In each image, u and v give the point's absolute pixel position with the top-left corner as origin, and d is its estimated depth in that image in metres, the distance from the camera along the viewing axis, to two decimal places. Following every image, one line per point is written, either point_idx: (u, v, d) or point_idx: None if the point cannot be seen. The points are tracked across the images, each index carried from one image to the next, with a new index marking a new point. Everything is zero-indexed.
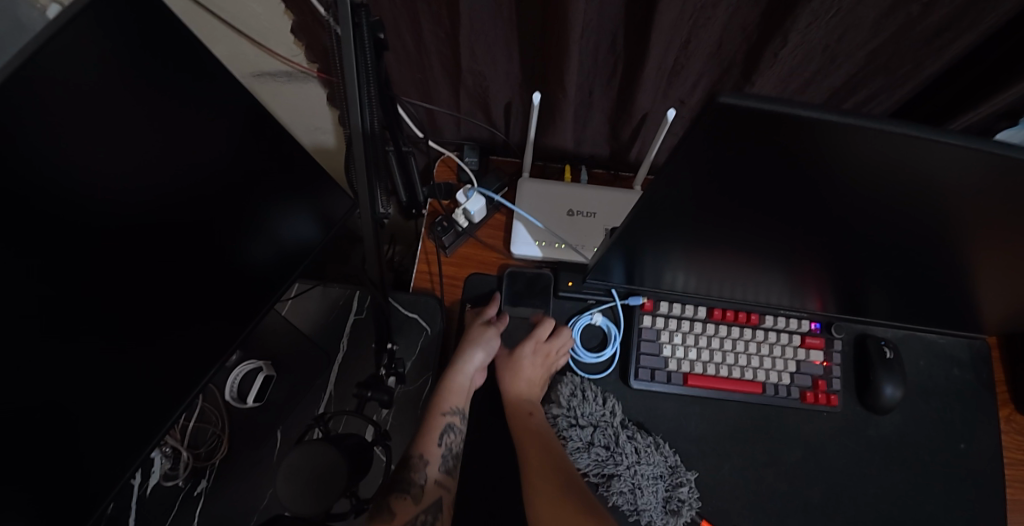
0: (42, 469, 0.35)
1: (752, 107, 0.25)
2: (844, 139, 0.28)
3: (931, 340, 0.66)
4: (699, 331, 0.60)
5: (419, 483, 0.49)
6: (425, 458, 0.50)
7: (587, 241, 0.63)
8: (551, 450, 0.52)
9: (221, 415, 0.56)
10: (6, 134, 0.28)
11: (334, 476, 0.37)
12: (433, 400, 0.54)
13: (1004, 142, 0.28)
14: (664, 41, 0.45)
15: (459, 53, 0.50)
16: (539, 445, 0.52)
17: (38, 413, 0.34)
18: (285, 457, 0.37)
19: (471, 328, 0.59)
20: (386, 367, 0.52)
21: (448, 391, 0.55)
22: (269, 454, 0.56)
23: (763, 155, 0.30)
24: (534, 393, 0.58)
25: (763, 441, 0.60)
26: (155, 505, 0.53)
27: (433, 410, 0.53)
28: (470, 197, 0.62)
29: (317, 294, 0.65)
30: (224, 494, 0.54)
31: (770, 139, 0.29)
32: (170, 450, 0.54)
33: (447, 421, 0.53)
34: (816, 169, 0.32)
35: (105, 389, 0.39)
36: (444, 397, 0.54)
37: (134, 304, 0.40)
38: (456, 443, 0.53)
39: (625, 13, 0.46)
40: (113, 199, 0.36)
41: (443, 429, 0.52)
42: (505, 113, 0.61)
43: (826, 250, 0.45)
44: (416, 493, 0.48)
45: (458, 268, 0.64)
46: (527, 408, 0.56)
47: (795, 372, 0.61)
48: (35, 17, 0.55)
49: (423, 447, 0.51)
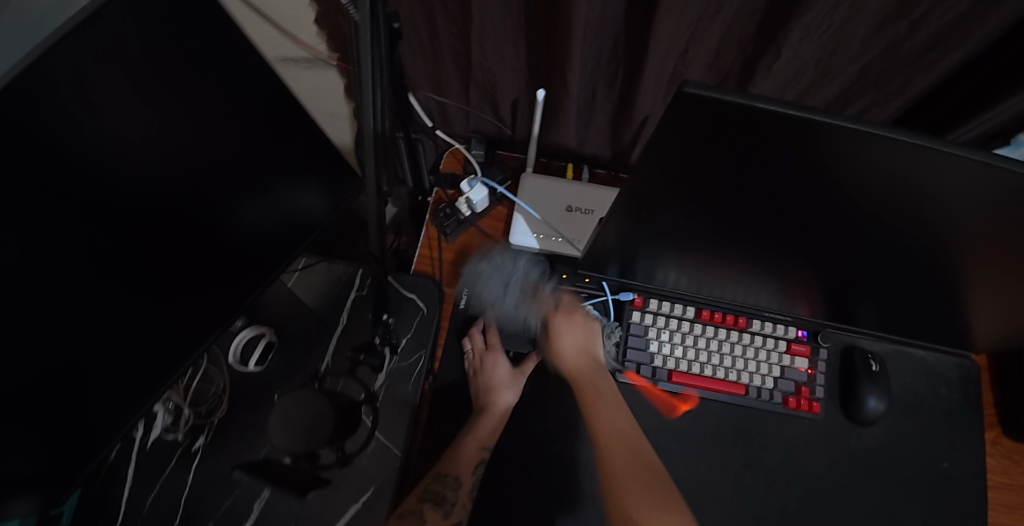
0: (54, 405, 0.39)
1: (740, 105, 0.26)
2: (826, 137, 0.29)
3: (921, 358, 0.66)
4: (685, 329, 0.61)
5: (449, 501, 0.51)
6: (460, 479, 0.52)
7: (583, 237, 0.65)
8: (612, 402, 0.54)
9: (223, 377, 0.59)
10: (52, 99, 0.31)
11: (320, 427, 0.40)
12: (466, 432, 0.56)
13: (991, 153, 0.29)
14: (663, 48, 0.48)
15: (470, 49, 0.53)
16: (608, 420, 0.51)
17: (53, 356, 0.37)
18: (282, 401, 0.40)
19: (486, 367, 0.59)
20: (379, 336, 0.59)
21: (480, 425, 0.56)
22: (265, 417, 0.59)
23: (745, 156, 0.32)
24: (589, 364, 0.57)
25: (742, 442, 0.61)
26: (157, 454, 0.57)
27: (468, 443, 0.55)
28: (473, 186, 0.65)
29: (322, 269, 0.67)
30: (221, 452, 0.57)
31: (751, 139, 0.30)
32: (173, 405, 0.59)
33: (482, 454, 0.54)
34: (800, 170, 0.33)
35: (116, 337, 0.42)
36: (478, 432, 0.56)
37: (146, 263, 0.43)
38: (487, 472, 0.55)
39: (626, 19, 0.48)
40: (137, 162, 0.39)
41: (477, 461, 0.54)
42: (512, 110, 0.64)
43: (809, 254, 0.47)
44: (447, 508, 0.51)
45: (458, 255, 0.67)
46: (589, 381, 0.55)
47: (779, 377, 0.62)
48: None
49: (458, 468, 0.53)
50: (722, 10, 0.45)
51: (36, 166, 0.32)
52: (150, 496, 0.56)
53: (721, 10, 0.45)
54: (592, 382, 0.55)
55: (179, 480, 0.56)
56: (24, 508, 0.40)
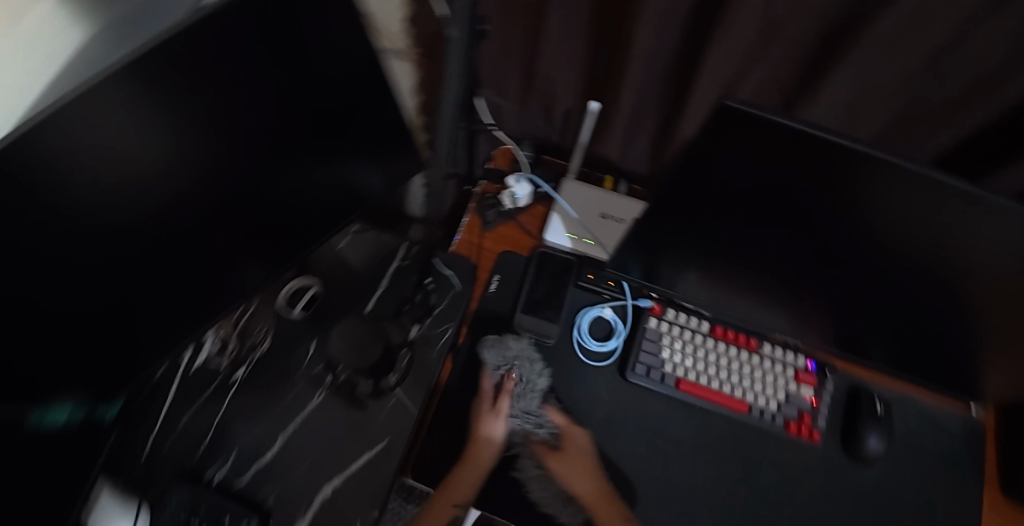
0: (126, 307, 0.46)
1: (782, 125, 0.30)
2: (849, 161, 0.31)
3: (925, 408, 0.68)
4: (698, 342, 0.65)
5: None
6: None
7: (612, 242, 0.70)
8: None
9: (270, 318, 0.65)
10: None
11: (373, 346, 0.60)
12: (445, 488, 0.59)
13: (1011, 198, 0.31)
14: (710, 77, 0.54)
15: (538, 58, 0.60)
16: None
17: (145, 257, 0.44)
18: (339, 327, 0.61)
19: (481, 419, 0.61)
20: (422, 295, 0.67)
21: (461, 479, 0.58)
22: (299, 360, 0.64)
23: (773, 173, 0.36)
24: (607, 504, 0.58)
25: (739, 458, 0.63)
26: (199, 377, 0.63)
27: (444, 501, 0.58)
28: (518, 183, 0.71)
29: (371, 237, 0.72)
30: (256, 385, 0.63)
31: (768, 160, 0.35)
32: (221, 337, 0.64)
33: (456, 512, 0.57)
34: (827, 190, 0.36)
35: (189, 258, 0.49)
36: (455, 490, 0.58)
37: (230, 197, 0.49)
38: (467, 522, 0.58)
39: (680, 50, 0.54)
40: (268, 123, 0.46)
41: (450, 519, 0.57)
42: (564, 119, 0.70)
43: (821, 280, 0.51)
44: None
45: (495, 242, 0.72)
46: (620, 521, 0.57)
47: (784, 402, 0.64)
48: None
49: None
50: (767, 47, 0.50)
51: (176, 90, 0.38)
52: (185, 413, 0.62)
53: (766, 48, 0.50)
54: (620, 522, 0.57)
55: (217, 402, 0.62)
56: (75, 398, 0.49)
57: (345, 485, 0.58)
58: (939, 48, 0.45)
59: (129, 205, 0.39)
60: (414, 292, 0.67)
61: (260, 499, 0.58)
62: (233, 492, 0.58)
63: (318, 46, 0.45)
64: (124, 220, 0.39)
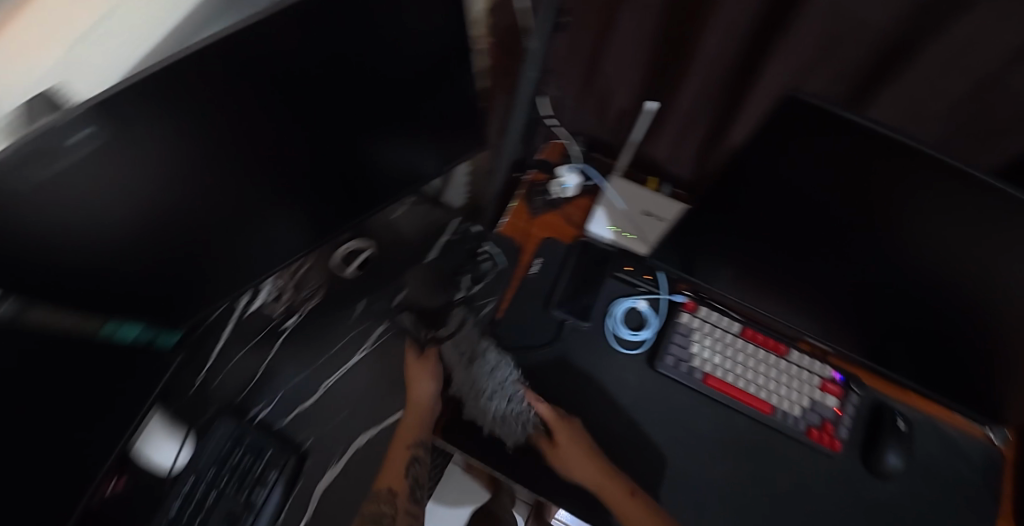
0: None
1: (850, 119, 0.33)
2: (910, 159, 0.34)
3: (945, 433, 0.69)
4: (728, 341, 0.68)
5: (387, 513, 0.56)
6: (392, 491, 0.58)
7: (653, 237, 0.73)
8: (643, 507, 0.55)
9: (325, 273, 0.70)
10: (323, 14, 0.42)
11: (441, 289, 0.68)
12: (398, 435, 0.61)
13: None
14: (767, 88, 0.57)
15: (603, 58, 0.64)
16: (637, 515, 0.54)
17: None
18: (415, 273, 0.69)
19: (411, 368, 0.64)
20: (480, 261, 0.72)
21: (404, 428, 0.61)
22: (348, 315, 0.69)
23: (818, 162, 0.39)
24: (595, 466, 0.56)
25: (758, 458, 0.65)
26: (254, 321, 0.68)
27: (395, 448, 0.60)
28: (569, 173, 0.75)
29: (423, 210, 0.76)
30: (306, 335, 0.67)
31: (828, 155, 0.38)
32: (279, 287, 0.69)
33: (412, 453, 0.60)
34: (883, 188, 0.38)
35: (265, 194, 0.55)
36: (401, 436, 0.61)
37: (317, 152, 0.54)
38: (422, 472, 0.60)
39: (741, 62, 0.58)
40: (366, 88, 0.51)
41: (410, 461, 0.60)
42: (618, 119, 0.74)
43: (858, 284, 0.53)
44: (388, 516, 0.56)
45: (539, 228, 0.75)
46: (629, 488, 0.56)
47: (807, 408, 0.66)
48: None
49: (392, 478, 0.59)
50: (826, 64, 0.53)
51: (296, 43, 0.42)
52: (238, 353, 0.66)
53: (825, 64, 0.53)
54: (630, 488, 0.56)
55: (269, 345, 0.67)
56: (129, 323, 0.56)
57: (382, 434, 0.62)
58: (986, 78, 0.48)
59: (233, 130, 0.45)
60: (466, 260, 0.72)
61: (298, 440, 0.63)
62: (274, 430, 0.63)
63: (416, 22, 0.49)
64: (221, 143, 0.45)
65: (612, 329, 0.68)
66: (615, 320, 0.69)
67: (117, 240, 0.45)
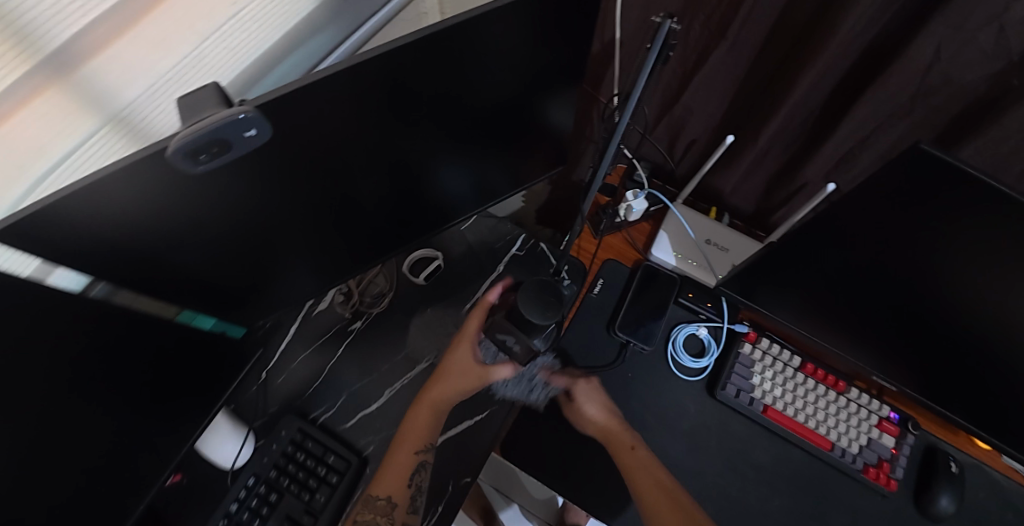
0: None
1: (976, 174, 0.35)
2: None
3: (996, 480, 0.69)
4: (789, 374, 0.69)
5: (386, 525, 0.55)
6: (392, 501, 0.56)
7: (720, 268, 0.73)
8: (646, 467, 0.60)
9: (393, 280, 0.71)
10: (458, 38, 0.44)
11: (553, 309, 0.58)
12: (403, 440, 0.59)
13: None
14: (848, 131, 0.60)
15: (684, 91, 0.66)
16: (637, 469, 0.59)
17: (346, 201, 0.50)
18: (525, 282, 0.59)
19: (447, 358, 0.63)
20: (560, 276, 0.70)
21: (408, 430, 0.59)
22: (415, 323, 0.69)
23: (924, 211, 0.41)
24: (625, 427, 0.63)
25: (814, 494, 0.65)
26: (321, 322, 0.69)
27: (400, 448, 0.58)
28: (637, 197, 0.75)
29: (489, 224, 0.78)
30: (372, 338, 0.68)
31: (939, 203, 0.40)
32: (346, 290, 0.70)
33: (419, 460, 0.58)
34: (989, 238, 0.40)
35: (359, 199, 0.57)
36: (410, 438, 0.59)
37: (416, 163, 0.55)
38: (424, 481, 0.58)
39: (822, 106, 0.60)
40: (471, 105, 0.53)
41: (413, 469, 0.58)
42: (686, 148, 0.77)
43: (932, 325, 0.55)
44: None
45: (602, 250, 0.77)
46: (629, 442, 0.61)
47: (865, 446, 0.66)
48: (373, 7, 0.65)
49: (392, 486, 0.57)
50: (912, 114, 0.55)
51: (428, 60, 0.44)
52: (303, 353, 0.67)
53: (911, 114, 0.55)
54: (630, 443, 0.61)
55: (335, 348, 0.67)
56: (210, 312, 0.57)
57: (444, 447, 0.62)
58: None
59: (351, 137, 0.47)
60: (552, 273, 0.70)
61: (359, 446, 0.62)
62: (336, 432, 0.63)
63: (530, 47, 0.51)
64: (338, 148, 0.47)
65: (677, 354, 0.69)
66: (677, 344, 0.70)
67: (217, 227, 0.46)
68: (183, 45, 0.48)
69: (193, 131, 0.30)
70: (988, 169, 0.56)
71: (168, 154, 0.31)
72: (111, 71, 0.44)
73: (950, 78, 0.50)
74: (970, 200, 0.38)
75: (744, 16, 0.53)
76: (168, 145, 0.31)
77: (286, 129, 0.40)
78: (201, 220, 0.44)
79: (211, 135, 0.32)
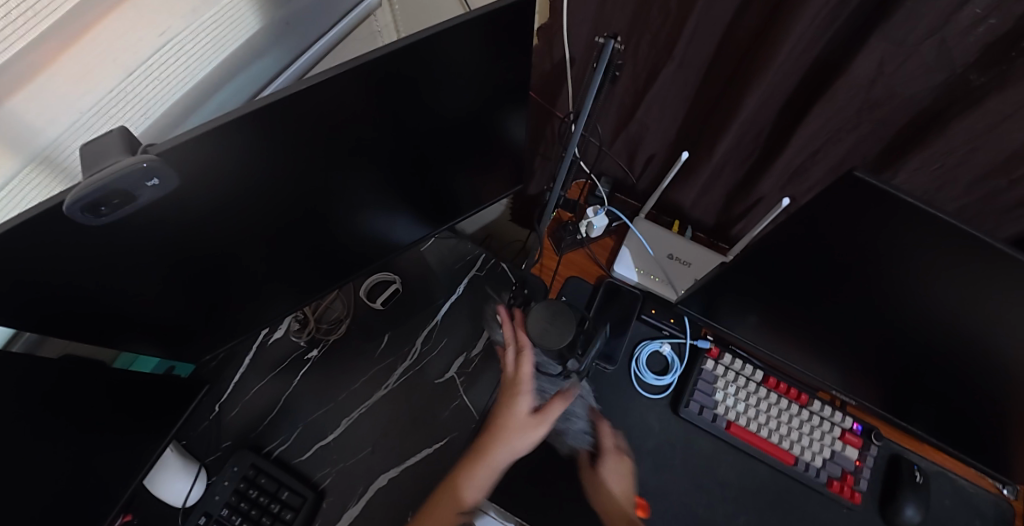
0: None
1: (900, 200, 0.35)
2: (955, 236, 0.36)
3: (961, 487, 0.69)
4: (751, 389, 0.68)
5: None
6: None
7: (681, 283, 0.74)
8: None
9: (351, 306, 0.70)
10: (390, 66, 0.43)
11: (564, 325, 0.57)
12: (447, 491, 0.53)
13: None
14: (798, 146, 0.60)
15: (638, 108, 0.66)
16: None
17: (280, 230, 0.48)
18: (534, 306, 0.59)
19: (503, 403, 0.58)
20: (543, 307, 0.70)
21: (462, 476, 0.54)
22: (372, 349, 0.68)
23: (861, 231, 0.41)
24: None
25: (779, 510, 0.65)
26: (276, 351, 0.68)
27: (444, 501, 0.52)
28: (598, 214, 0.74)
29: (451, 244, 0.77)
30: (329, 366, 0.67)
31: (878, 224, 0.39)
32: (302, 317, 0.69)
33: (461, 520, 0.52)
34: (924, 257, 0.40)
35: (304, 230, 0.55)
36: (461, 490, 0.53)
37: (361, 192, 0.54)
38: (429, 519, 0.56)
39: (773, 121, 0.60)
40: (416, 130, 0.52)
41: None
42: (645, 163, 0.77)
43: (885, 340, 0.55)
44: None
45: (567, 268, 0.77)
46: None
47: (829, 459, 0.66)
48: (317, 28, 0.65)
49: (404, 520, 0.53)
50: (859, 127, 0.55)
51: (359, 90, 0.43)
52: (256, 384, 0.66)
53: (858, 127, 0.55)
54: None
55: (290, 377, 0.66)
56: (153, 349, 0.56)
57: (402, 477, 0.60)
58: (1013, 155, 0.50)
59: (285, 169, 0.45)
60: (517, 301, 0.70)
61: (315, 479, 0.61)
62: (292, 466, 0.61)
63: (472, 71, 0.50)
64: (273, 181, 0.45)
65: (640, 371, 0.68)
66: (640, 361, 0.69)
67: (146, 267, 0.45)
68: (109, 78, 0.47)
69: (87, 184, 0.30)
70: (933, 181, 0.57)
71: (65, 208, 0.30)
72: (33, 108, 0.42)
73: (891, 92, 0.50)
74: (902, 222, 0.38)
75: (688, 34, 0.52)
76: (65, 199, 0.31)
77: (208, 168, 0.39)
78: (123, 262, 0.42)
79: (110, 187, 0.31)
